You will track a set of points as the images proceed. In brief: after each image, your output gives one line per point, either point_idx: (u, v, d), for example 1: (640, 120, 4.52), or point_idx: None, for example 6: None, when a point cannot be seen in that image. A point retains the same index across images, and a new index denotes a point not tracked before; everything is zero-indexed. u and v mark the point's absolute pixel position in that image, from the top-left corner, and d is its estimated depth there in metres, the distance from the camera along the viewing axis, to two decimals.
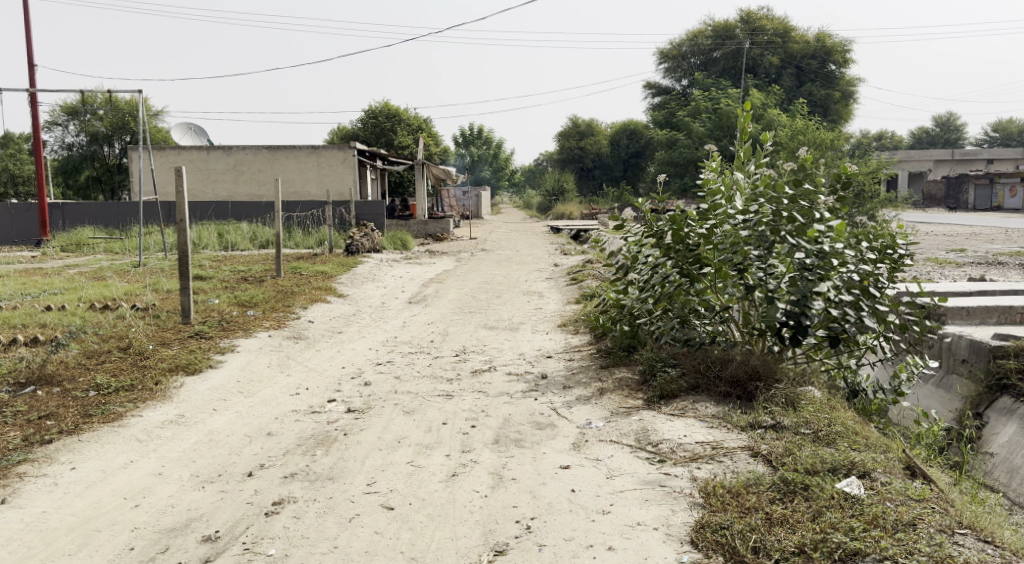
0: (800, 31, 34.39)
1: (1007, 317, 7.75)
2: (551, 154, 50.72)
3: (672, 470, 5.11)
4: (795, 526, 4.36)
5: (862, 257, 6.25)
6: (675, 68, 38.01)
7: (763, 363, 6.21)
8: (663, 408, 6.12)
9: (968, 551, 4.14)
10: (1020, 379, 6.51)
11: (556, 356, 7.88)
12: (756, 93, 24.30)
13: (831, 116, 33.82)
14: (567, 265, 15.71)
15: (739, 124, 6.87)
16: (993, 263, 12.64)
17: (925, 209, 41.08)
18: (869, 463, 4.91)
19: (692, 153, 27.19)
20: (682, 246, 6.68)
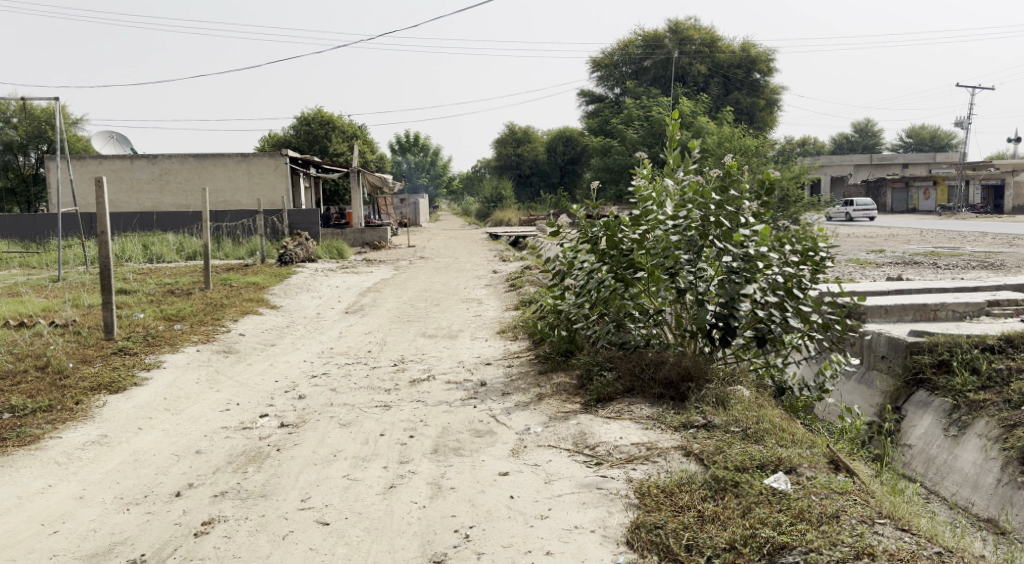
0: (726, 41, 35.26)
1: (922, 314, 8.08)
2: (487, 161, 50.83)
3: (608, 472, 5.17)
4: (725, 523, 4.47)
5: (785, 260, 6.44)
6: (607, 76, 38.48)
7: (694, 364, 6.33)
8: (600, 411, 6.20)
9: (888, 541, 4.30)
10: (934, 373, 6.79)
11: (494, 363, 7.91)
12: (685, 101, 24.79)
13: (757, 124, 34.73)
14: (505, 272, 15.75)
15: (667, 131, 6.96)
16: (911, 262, 13.19)
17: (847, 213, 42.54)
18: (795, 459, 5.06)
19: (625, 160, 27.43)
20: (616, 252, 6.75)
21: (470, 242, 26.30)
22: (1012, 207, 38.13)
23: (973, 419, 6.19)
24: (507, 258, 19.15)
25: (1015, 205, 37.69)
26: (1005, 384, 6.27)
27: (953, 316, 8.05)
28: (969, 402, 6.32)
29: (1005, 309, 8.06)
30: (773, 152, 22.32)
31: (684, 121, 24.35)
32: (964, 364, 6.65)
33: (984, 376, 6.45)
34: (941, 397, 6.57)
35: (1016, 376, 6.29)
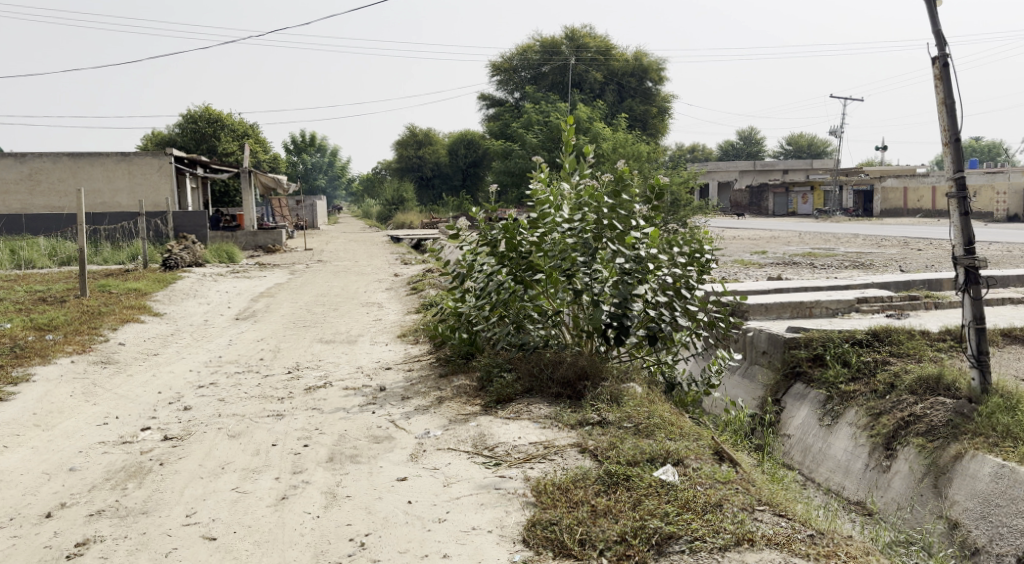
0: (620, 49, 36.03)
1: (798, 311, 8.52)
2: (388, 162, 50.33)
3: (506, 472, 5.24)
4: (617, 516, 4.61)
5: (674, 262, 6.67)
6: (506, 81, 38.46)
7: (591, 363, 6.48)
8: (499, 412, 6.27)
9: (766, 527, 4.53)
10: (810, 367, 7.16)
11: (394, 367, 7.87)
12: (582, 107, 25.19)
13: (650, 130, 35.72)
14: (406, 275, 15.66)
15: (563, 136, 7.05)
16: (793, 263, 13.84)
17: (735, 216, 44.21)
18: (682, 451, 5.25)
19: (525, 164, 27.58)
20: (515, 254, 6.80)
21: (369, 245, 25.99)
22: (881, 210, 40.58)
23: (845, 409, 6.55)
24: (405, 262, 19.03)
25: (883, 208, 40.16)
26: (872, 375, 6.68)
27: (827, 314, 8.51)
28: (841, 393, 6.68)
29: (873, 306, 8.58)
30: (665, 157, 22.96)
31: (581, 126, 24.72)
32: (836, 357, 7.04)
33: (854, 368, 6.84)
34: (816, 389, 6.91)
35: (881, 368, 6.71)
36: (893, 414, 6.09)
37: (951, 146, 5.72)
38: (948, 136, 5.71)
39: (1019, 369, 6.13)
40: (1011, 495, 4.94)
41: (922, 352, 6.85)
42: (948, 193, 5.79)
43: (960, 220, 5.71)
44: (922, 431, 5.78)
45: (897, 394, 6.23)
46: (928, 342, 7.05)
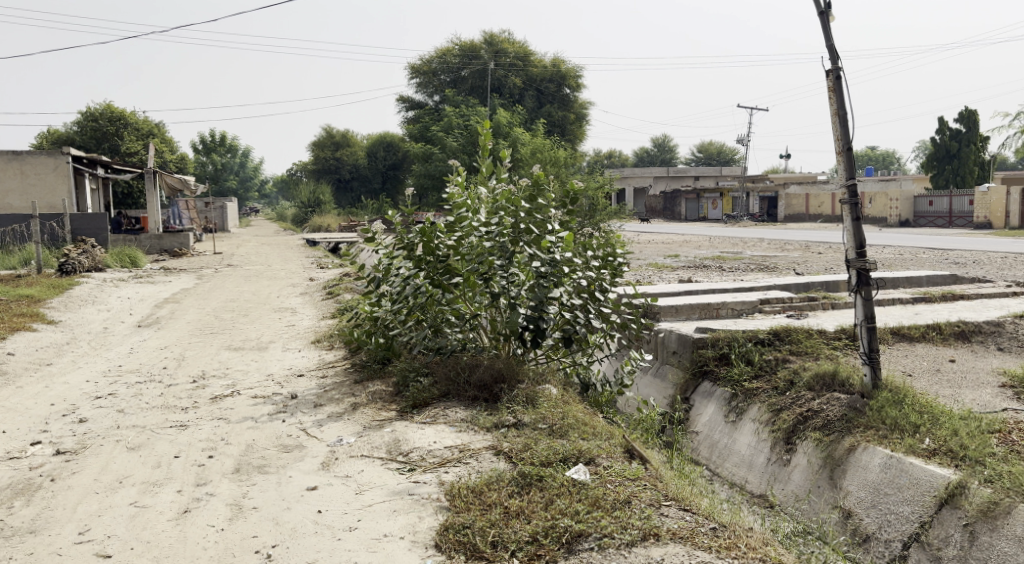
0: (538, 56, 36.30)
1: (707, 312, 8.79)
2: (303, 163, 49.47)
3: (421, 477, 5.22)
4: (529, 516, 4.64)
5: (587, 265, 6.73)
6: (426, 83, 38.09)
7: (507, 366, 6.54)
8: (415, 416, 6.22)
9: (672, 521, 4.66)
10: (717, 366, 7.38)
11: (307, 374, 7.77)
12: (502, 112, 25.25)
13: (568, 136, 36.16)
14: (321, 279, 15.46)
15: (479, 140, 7.03)
16: (702, 266, 14.23)
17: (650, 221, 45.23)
18: (593, 451, 5.36)
19: (444, 167, 27.53)
20: (433, 258, 6.75)
21: (283, 248, 25.52)
22: (785, 215, 41.99)
23: (748, 405, 6.77)
24: (319, 266, 18.77)
25: (787, 214, 41.62)
26: (773, 372, 6.95)
27: (733, 314, 8.82)
28: (745, 390, 6.90)
29: (775, 307, 8.92)
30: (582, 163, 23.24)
31: (499, 131, 24.82)
32: (740, 356, 7.30)
33: (757, 366, 7.10)
34: (722, 386, 7.14)
35: (782, 366, 7.00)
36: (793, 410, 6.32)
37: (843, 155, 6.02)
38: (841, 145, 6.01)
39: (907, 364, 6.48)
40: (898, 484, 5.16)
41: (819, 350, 7.18)
42: (842, 199, 6.08)
43: (852, 225, 6.00)
44: (819, 425, 6.00)
45: (796, 390, 6.49)
46: (825, 341, 7.42)
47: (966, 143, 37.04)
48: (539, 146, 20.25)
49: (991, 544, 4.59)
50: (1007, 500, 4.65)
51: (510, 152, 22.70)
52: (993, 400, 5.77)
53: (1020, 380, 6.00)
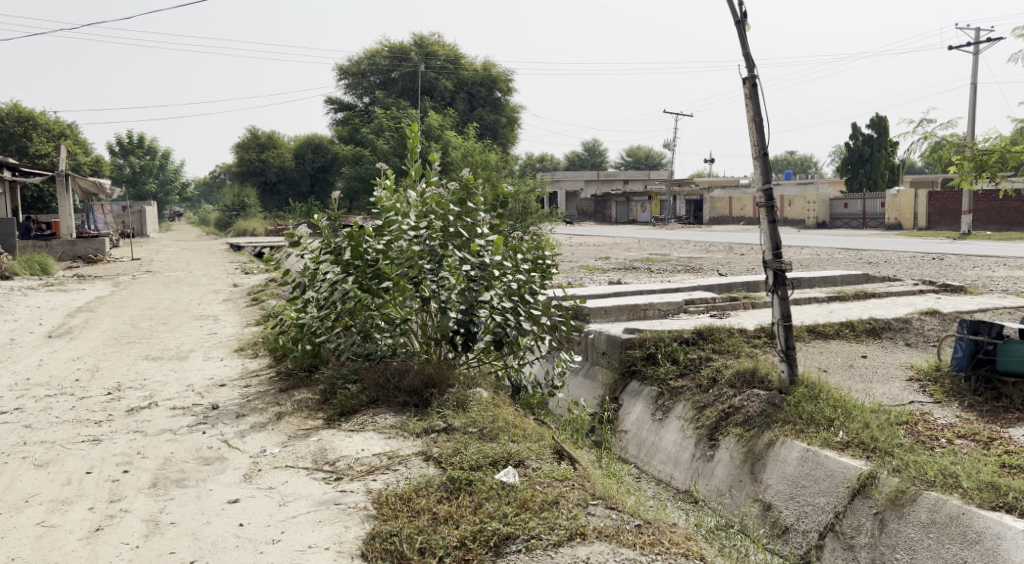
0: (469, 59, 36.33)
1: (634, 313, 8.95)
2: (227, 165, 48.37)
3: (348, 486, 5.11)
4: (457, 521, 4.57)
5: (517, 267, 6.57)
6: (354, 85, 37.63)
7: (438, 370, 6.42)
8: (343, 425, 6.07)
9: (597, 520, 4.64)
10: (645, 365, 7.51)
11: (229, 384, 7.61)
12: (433, 114, 25.11)
13: (499, 140, 36.10)
14: (245, 285, 15.21)
15: (408, 143, 6.90)
16: (631, 268, 14.47)
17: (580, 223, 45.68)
18: (523, 452, 5.29)
19: (373, 170, 27.19)
20: (361, 262, 6.52)
21: (206, 253, 24.95)
22: (710, 218, 42.84)
23: (673, 404, 6.92)
24: (244, 272, 18.41)
25: (712, 216, 42.50)
26: (698, 370, 7.13)
27: (659, 314, 8.98)
28: (671, 388, 7.05)
29: (699, 307, 9.14)
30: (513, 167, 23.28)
31: (430, 133, 24.74)
32: (666, 355, 7.45)
33: (682, 365, 7.27)
34: (650, 386, 7.26)
35: (705, 364, 7.17)
36: (716, 407, 6.48)
37: (760, 160, 6.22)
38: (757, 151, 6.20)
39: (822, 361, 6.73)
40: (814, 476, 5.25)
41: (741, 348, 7.40)
42: (758, 202, 6.27)
43: (768, 227, 6.23)
44: (740, 421, 6.15)
45: (719, 387, 6.67)
46: (745, 339, 7.66)
47: (877, 148, 38.46)
48: (469, 149, 20.26)
49: (898, 530, 4.66)
50: (913, 488, 4.73)
51: (441, 155, 22.67)
52: (901, 394, 6.01)
53: (926, 373, 6.29)
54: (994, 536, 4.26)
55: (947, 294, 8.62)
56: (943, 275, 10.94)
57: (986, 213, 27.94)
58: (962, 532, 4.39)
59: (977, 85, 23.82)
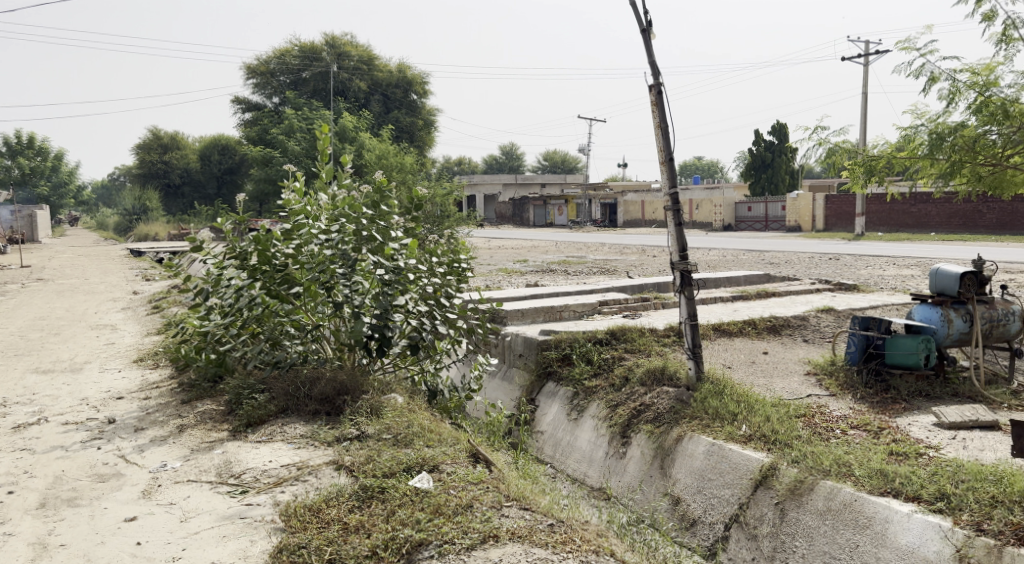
0: (383, 58, 33.72)
1: (550, 315, 9.06)
2: (126, 168, 46.60)
3: (254, 499, 4.65)
4: (369, 530, 4.22)
5: (433, 270, 6.46)
6: (263, 85, 33.72)
7: (350, 377, 6.15)
8: (249, 436, 5.64)
9: (511, 521, 4.42)
10: (560, 367, 7.58)
11: (128, 397, 7.06)
12: (347, 115, 24.67)
13: (416, 141, 33.70)
14: (147, 293, 14.77)
15: (317, 144, 6.62)
16: (548, 271, 14.60)
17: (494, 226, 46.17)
18: (438, 457, 5.04)
19: (276, 174, 26.47)
20: (269, 267, 6.14)
21: (103, 260, 23.91)
22: (624, 222, 43.76)
23: (588, 403, 7.01)
24: (147, 279, 17.66)
25: (625, 220, 43.44)
26: (611, 370, 7.28)
27: (574, 316, 9.13)
28: (585, 388, 7.16)
29: (613, 307, 9.36)
30: (429, 169, 23.10)
31: (343, 134, 24.36)
32: (581, 356, 7.59)
33: (596, 365, 7.41)
34: (566, 387, 7.34)
35: (618, 363, 7.35)
36: (628, 405, 6.62)
37: (666, 165, 6.42)
38: (664, 156, 6.40)
39: (726, 357, 7.00)
40: (720, 469, 5.42)
41: (651, 347, 7.63)
42: (665, 206, 6.47)
43: (675, 229, 6.42)
44: (650, 418, 6.31)
45: (631, 386, 6.84)
46: (656, 338, 7.91)
47: (777, 154, 39.72)
48: (383, 152, 20.06)
49: (797, 519, 4.81)
50: (810, 477, 4.89)
51: (353, 158, 22.35)
52: (800, 387, 6.30)
53: (822, 367, 6.61)
54: (883, 519, 4.42)
55: (841, 293, 9.03)
56: (839, 275, 11.45)
57: (877, 216, 29.27)
58: (854, 518, 4.55)
59: (864, 95, 24.97)
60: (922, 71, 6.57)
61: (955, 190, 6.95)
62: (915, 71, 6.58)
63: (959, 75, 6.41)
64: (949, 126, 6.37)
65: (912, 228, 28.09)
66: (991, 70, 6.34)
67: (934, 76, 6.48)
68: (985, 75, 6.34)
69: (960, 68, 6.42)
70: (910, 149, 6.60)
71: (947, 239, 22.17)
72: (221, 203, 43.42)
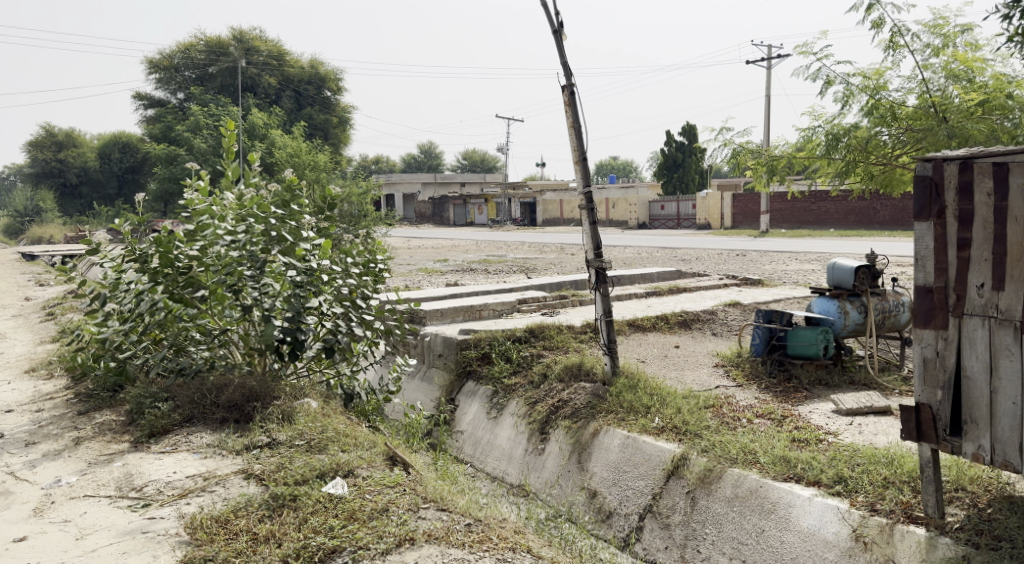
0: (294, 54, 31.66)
1: (470, 314, 9.06)
2: (21, 168, 44.33)
3: (157, 512, 4.51)
4: (280, 540, 4.16)
5: (348, 272, 6.34)
6: (166, 81, 31.64)
7: (260, 383, 6.01)
8: (152, 446, 5.47)
9: (428, 523, 4.42)
10: (480, 365, 7.60)
11: (19, 409, 6.75)
12: (257, 113, 24.03)
13: (331, 140, 31.62)
14: (41, 298, 14.15)
15: (222, 141, 6.43)
16: (467, 270, 14.62)
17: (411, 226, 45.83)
18: (352, 462, 5.01)
19: (179, 172, 25.64)
20: (171, 270, 5.93)
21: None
22: (543, 220, 44.13)
23: (507, 401, 7.05)
24: (44, 285, 16.87)
25: (545, 219, 43.83)
26: (530, 368, 7.35)
27: (494, 314, 9.17)
28: (504, 387, 7.21)
29: (531, 306, 9.44)
30: (342, 168, 22.72)
31: (254, 132, 23.72)
32: (501, 354, 7.62)
33: (515, 363, 7.47)
34: (485, 385, 7.38)
35: (537, 361, 7.43)
36: (546, 401, 6.70)
37: (580, 165, 6.52)
38: (577, 156, 6.50)
39: (639, 352, 7.16)
40: (635, 461, 5.55)
41: (569, 344, 7.75)
42: (580, 205, 6.58)
43: (589, 228, 6.54)
44: (568, 414, 6.40)
45: (549, 383, 6.91)
46: (573, 335, 8.03)
47: (688, 154, 40.65)
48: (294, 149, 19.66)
49: (707, 506, 4.95)
50: (719, 466, 5.05)
51: (264, 156, 21.83)
52: (709, 379, 6.48)
53: (729, 359, 6.83)
54: (786, 504, 4.59)
55: (748, 287, 9.34)
56: (746, 270, 11.84)
57: (781, 213, 30.28)
58: (760, 503, 4.71)
59: (767, 97, 25.75)
60: (818, 74, 6.84)
61: (849, 188, 7.27)
62: (811, 74, 6.84)
63: (852, 79, 6.70)
64: (844, 127, 6.69)
65: (813, 225, 29.16)
66: (881, 75, 6.66)
67: (830, 79, 6.76)
68: (876, 79, 6.65)
69: (853, 72, 6.72)
70: (809, 149, 6.90)
71: (846, 234, 23.06)
72: (123, 203, 42.01)
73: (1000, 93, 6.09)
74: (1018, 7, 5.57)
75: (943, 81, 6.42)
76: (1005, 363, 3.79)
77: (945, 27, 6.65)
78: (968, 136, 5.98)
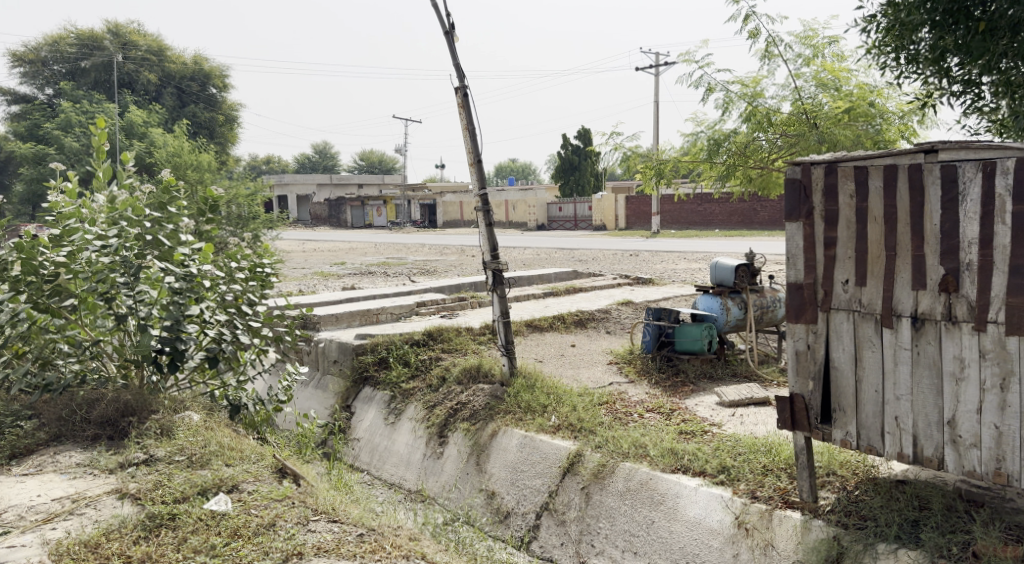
0: (176, 50, 30.32)
1: (367, 318, 8.92)
2: None
3: (17, 540, 4.25)
4: (157, 561, 4.00)
5: (232, 277, 6.11)
6: (32, 74, 29.95)
7: (137, 397, 5.76)
8: (14, 469, 5.18)
9: (317, 536, 4.34)
10: (377, 370, 7.48)
11: None
12: (135, 111, 23.02)
13: (217, 139, 30.55)
14: None
15: (92, 140, 6.11)
16: (364, 273, 14.43)
17: (307, 227, 44.84)
18: (237, 477, 4.88)
19: (46, 173, 24.23)
20: (36, 278, 5.46)
21: None
22: (443, 222, 44.02)
23: (405, 405, 6.98)
24: None
25: (445, 220, 43.72)
26: (428, 371, 7.30)
27: (391, 318, 9.08)
28: (402, 391, 7.14)
29: (429, 309, 9.40)
30: (226, 169, 22.04)
31: (131, 131, 22.70)
32: (398, 358, 7.53)
33: (413, 367, 7.40)
34: (382, 390, 7.28)
35: (436, 364, 7.38)
36: (445, 404, 6.67)
37: (475, 166, 6.52)
38: (472, 157, 6.50)
39: (536, 352, 7.22)
40: (532, 460, 5.59)
41: (467, 347, 7.74)
42: (476, 207, 6.57)
43: (486, 229, 6.54)
44: (466, 416, 6.39)
45: (448, 385, 6.88)
46: (471, 337, 8.04)
47: (584, 156, 41.37)
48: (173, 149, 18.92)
49: (601, 501, 5.03)
50: (612, 461, 5.13)
51: (141, 156, 20.94)
52: (602, 376, 6.60)
53: (622, 356, 6.98)
54: (674, 495, 4.71)
55: (640, 286, 9.57)
56: (637, 270, 12.14)
57: (669, 215, 31.10)
58: (650, 496, 4.81)
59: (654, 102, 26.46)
60: (699, 82, 7.06)
61: (732, 191, 7.53)
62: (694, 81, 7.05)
63: (731, 86, 6.94)
64: (725, 133, 6.97)
65: (700, 225, 30.07)
66: (758, 82, 6.92)
67: (710, 87, 6.98)
68: (753, 86, 6.91)
69: (732, 80, 6.96)
70: (693, 154, 7.14)
71: (727, 234, 23.94)
72: None
73: (863, 102, 6.47)
74: (875, 21, 5.90)
75: (814, 90, 6.75)
76: (868, 353, 3.98)
77: (815, 38, 6.97)
78: (835, 141, 6.36)
